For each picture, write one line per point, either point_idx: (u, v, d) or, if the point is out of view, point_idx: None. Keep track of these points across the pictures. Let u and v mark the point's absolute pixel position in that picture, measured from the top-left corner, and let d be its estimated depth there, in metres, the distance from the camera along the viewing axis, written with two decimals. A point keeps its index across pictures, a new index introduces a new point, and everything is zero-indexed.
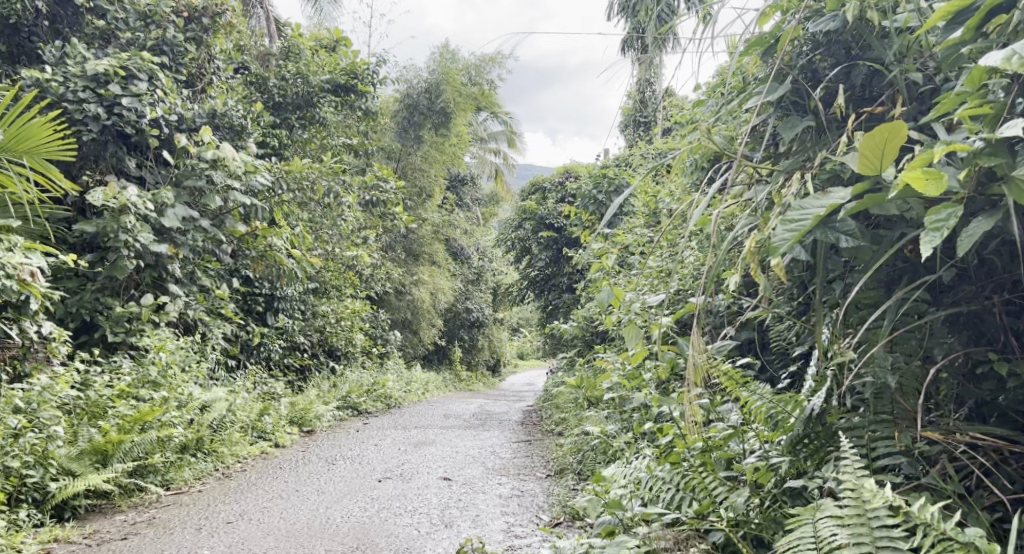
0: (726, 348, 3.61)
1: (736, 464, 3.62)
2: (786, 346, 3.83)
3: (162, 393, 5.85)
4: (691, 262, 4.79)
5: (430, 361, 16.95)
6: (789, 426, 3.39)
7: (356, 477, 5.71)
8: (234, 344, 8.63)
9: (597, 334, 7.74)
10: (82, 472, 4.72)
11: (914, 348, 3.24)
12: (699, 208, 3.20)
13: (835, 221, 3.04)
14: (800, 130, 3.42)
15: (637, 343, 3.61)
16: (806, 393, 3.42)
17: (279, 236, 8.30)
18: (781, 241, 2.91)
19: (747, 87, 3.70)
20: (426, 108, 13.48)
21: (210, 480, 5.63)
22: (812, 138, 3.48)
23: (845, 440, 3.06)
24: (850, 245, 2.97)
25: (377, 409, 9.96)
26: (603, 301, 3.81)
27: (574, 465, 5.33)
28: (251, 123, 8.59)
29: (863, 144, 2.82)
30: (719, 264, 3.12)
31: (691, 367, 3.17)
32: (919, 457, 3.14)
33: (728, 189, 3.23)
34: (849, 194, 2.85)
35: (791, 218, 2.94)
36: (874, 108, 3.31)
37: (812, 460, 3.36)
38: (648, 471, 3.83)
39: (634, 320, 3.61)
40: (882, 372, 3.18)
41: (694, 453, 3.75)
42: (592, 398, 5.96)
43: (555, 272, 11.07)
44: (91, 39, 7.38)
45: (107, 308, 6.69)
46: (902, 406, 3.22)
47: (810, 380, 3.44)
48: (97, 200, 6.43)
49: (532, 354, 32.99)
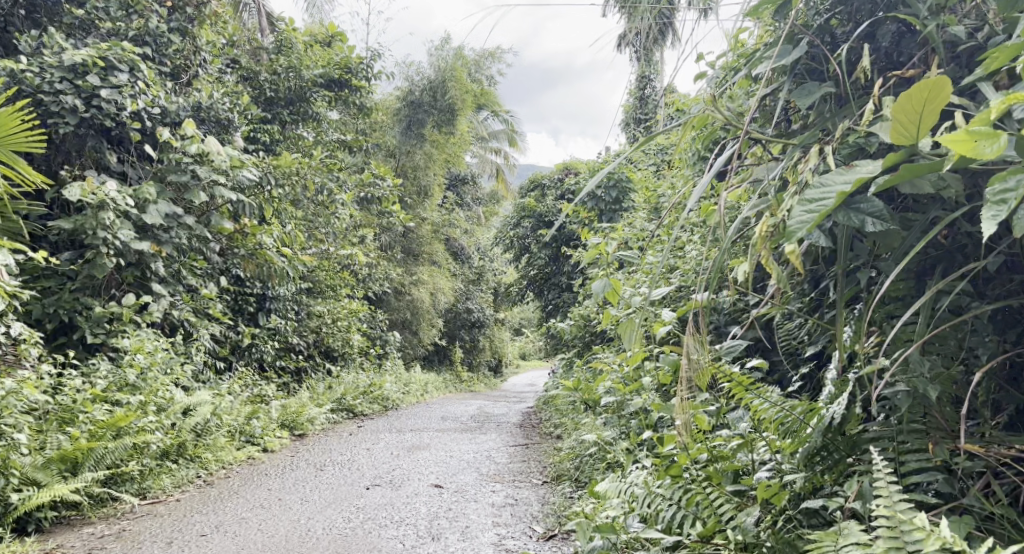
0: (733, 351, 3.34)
1: (743, 477, 3.39)
2: (798, 343, 3.55)
3: (140, 397, 5.60)
4: (693, 257, 4.56)
5: (430, 362, 16.68)
6: (805, 437, 3.09)
7: (343, 484, 5.44)
8: (224, 345, 8.38)
9: (597, 333, 7.47)
10: (48, 482, 4.49)
11: (952, 348, 2.97)
12: (700, 190, 2.92)
13: (858, 200, 2.80)
14: (818, 98, 3.14)
15: (636, 343, 3.33)
16: (824, 399, 3.10)
17: (269, 233, 8.03)
18: (801, 223, 2.63)
19: (757, 56, 3.43)
20: (429, 106, 13.16)
21: (189, 488, 5.36)
22: (831, 109, 3.20)
23: (877, 457, 2.77)
24: (878, 230, 2.74)
25: (373, 412, 9.69)
26: (599, 294, 3.49)
27: (572, 472, 5.06)
28: (238, 117, 8.35)
29: (899, 106, 2.59)
30: (722, 259, 2.86)
31: (692, 369, 2.88)
32: (957, 474, 2.88)
33: (735, 167, 2.93)
34: (882, 166, 2.59)
35: (813, 197, 2.66)
36: (905, 71, 3.02)
37: (830, 475, 3.08)
38: (646, 486, 3.59)
39: (632, 317, 3.34)
40: (920, 382, 2.89)
41: (697, 464, 3.51)
42: (590, 400, 5.69)
43: (554, 271, 10.81)
44: (71, 29, 7.15)
45: (86, 309, 6.43)
46: (936, 414, 2.94)
47: (830, 385, 3.13)
48: (74, 196, 6.15)
49: (534, 355, 32.73)
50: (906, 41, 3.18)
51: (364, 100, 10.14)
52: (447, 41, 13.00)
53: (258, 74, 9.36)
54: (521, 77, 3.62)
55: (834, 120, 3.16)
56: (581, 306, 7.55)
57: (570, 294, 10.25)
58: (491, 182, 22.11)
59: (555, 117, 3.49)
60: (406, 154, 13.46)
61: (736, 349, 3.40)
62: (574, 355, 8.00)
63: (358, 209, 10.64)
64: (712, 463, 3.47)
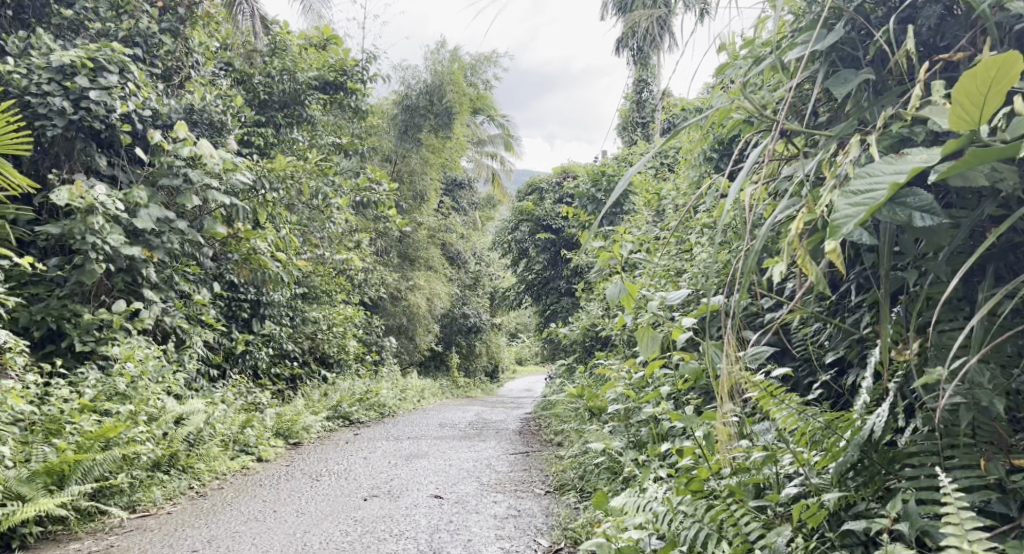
0: (759, 359, 3.12)
1: (768, 492, 3.27)
2: (820, 349, 3.45)
3: (129, 406, 5.43)
4: (703, 259, 4.43)
5: (427, 368, 16.51)
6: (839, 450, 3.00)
7: (340, 495, 5.27)
8: (218, 353, 8.22)
9: (599, 338, 7.30)
10: (32, 496, 4.32)
11: (1006, 357, 2.82)
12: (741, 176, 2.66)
13: (905, 195, 2.66)
14: (854, 86, 3.01)
15: (653, 350, 3.17)
16: (861, 410, 3.01)
17: (264, 238, 7.85)
18: (848, 217, 2.47)
19: (782, 44, 3.31)
20: (426, 109, 13.01)
21: (181, 500, 5.19)
22: (869, 97, 3.05)
23: (944, 475, 2.64)
24: (927, 225, 2.59)
25: (370, 419, 9.52)
26: (612, 297, 3.31)
27: (575, 483, 4.92)
28: (231, 120, 8.19)
29: (961, 89, 2.46)
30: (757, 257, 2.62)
31: (724, 379, 2.74)
32: (1011, 493, 2.74)
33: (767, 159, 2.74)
34: (940, 155, 2.46)
35: (860, 189, 2.53)
36: (952, 55, 2.86)
37: (868, 489, 2.98)
38: (666, 503, 3.45)
39: (651, 322, 3.17)
40: (983, 394, 2.75)
41: (719, 480, 3.40)
42: (595, 408, 5.52)
43: (553, 276, 10.65)
44: (60, 30, 7.00)
45: (75, 315, 6.26)
46: (994, 428, 2.79)
47: (866, 395, 3.03)
48: (61, 200, 5.98)
49: (531, 360, 32.60)
50: (948, 24, 3.03)
51: (359, 103, 9.98)
52: (443, 44, 12.85)
53: (252, 77, 9.19)
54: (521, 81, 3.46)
55: (872, 110, 3.02)
56: (583, 311, 7.41)
57: (569, 299, 10.10)
58: (486, 187, 21.95)
59: None
60: (403, 158, 13.31)
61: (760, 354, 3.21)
62: (575, 361, 7.84)
63: (354, 214, 10.48)
64: (734, 479, 3.36)
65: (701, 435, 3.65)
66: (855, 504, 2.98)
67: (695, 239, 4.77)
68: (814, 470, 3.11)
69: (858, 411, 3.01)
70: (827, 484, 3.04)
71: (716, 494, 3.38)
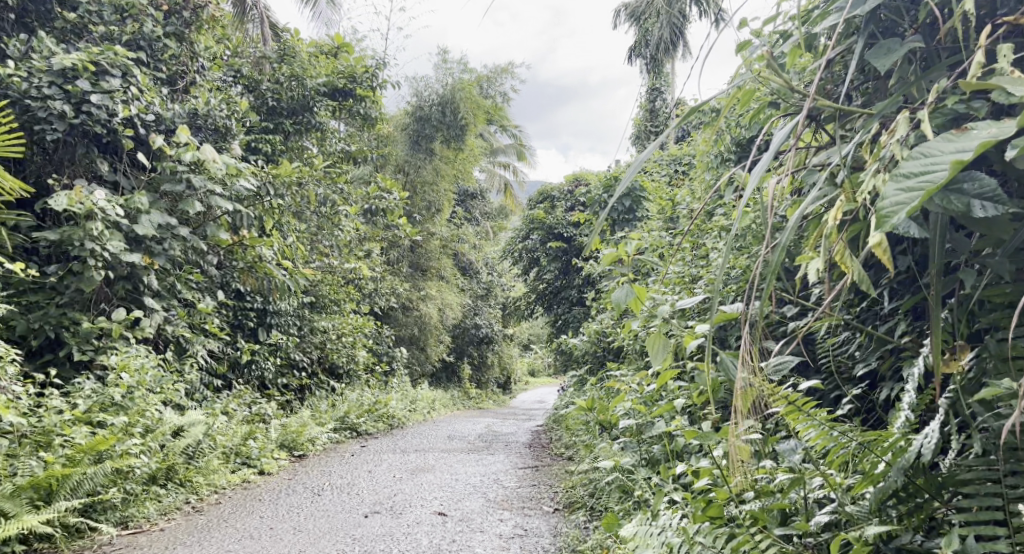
0: (782, 369, 2.89)
1: (795, 519, 3.07)
2: (850, 361, 3.28)
3: (125, 418, 5.25)
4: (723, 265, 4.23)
5: (438, 379, 16.31)
6: (878, 475, 2.79)
7: (340, 511, 5.07)
8: (222, 363, 8.05)
9: (612, 348, 7.07)
10: (16, 513, 4.17)
11: None
12: (764, 162, 2.46)
13: (962, 180, 2.45)
14: (900, 56, 2.81)
15: (663, 359, 2.96)
16: (902, 429, 2.79)
17: (269, 245, 7.67)
18: (901, 202, 2.30)
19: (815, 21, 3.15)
20: (438, 120, 12.72)
21: (175, 516, 4.99)
22: (916, 72, 2.86)
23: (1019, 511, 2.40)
24: (988, 214, 2.39)
25: (378, 431, 9.32)
26: (619, 302, 3.10)
27: (585, 501, 4.71)
28: (237, 125, 8.04)
29: None
30: (783, 252, 2.39)
31: (738, 393, 2.54)
32: None
33: (801, 139, 2.53)
34: (1008, 131, 2.24)
35: (914, 171, 2.32)
36: (1016, 19, 2.63)
37: (914, 519, 2.76)
38: (685, 534, 3.25)
39: (662, 328, 2.97)
40: None
41: (741, 505, 3.18)
42: (606, 421, 5.30)
43: (565, 285, 10.44)
44: (63, 34, 6.86)
45: (74, 324, 6.10)
46: None
47: (907, 413, 2.82)
48: (59, 205, 5.81)
49: (543, 372, 32.34)
50: None
51: (369, 110, 9.79)
52: (445, 53, 12.69)
53: (260, 83, 9.01)
54: (537, 92, 3.86)
55: (920, 84, 2.82)
56: (595, 320, 7.19)
57: (581, 309, 9.88)
58: (499, 197, 21.75)
59: (565, 133, 3.50)
60: (415, 169, 13.11)
61: (783, 367, 2.92)
62: (587, 373, 7.61)
63: (363, 222, 10.30)
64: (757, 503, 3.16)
65: (720, 455, 3.44)
66: (897, 536, 2.79)
67: (714, 244, 4.56)
68: (849, 497, 2.91)
69: (898, 429, 2.81)
70: (868, 515, 2.85)
71: (737, 521, 3.17)
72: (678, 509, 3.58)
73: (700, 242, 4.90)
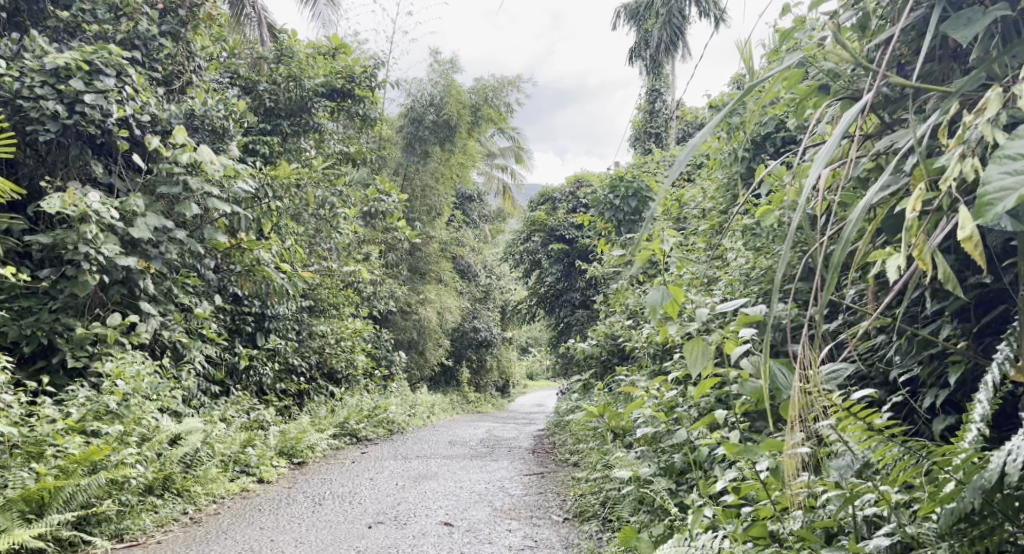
0: (836, 379, 2.76)
1: (844, 541, 2.96)
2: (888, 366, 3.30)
3: (120, 426, 5.09)
4: (753, 266, 4.12)
5: (436, 384, 16.14)
6: (948, 497, 2.67)
7: (343, 522, 4.91)
8: (220, 368, 7.89)
9: (619, 352, 6.91)
10: (6, 527, 4.02)
11: None
12: (834, 145, 2.37)
13: None
14: (982, 27, 2.69)
15: (704, 368, 2.81)
16: (972, 445, 2.69)
17: (267, 248, 7.49)
18: (1010, 186, 2.24)
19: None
20: (431, 122, 12.52)
21: (173, 527, 4.84)
22: (998, 45, 2.74)
23: None
24: None
25: (378, 436, 9.16)
26: (653, 304, 2.93)
27: (598, 510, 4.56)
28: (235, 126, 7.88)
29: None
30: (842, 253, 2.32)
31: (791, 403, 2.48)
32: None
33: (868, 124, 2.40)
34: None
35: (1019, 153, 2.27)
36: None
37: (987, 544, 2.64)
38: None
39: (700, 334, 2.83)
40: None
41: (785, 524, 3.12)
42: (617, 428, 5.15)
43: (566, 287, 10.27)
44: (56, 33, 6.71)
45: (67, 330, 5.95)
46: None
47: (977, 427, 2.71)
48: (52, 207, 5.64)
49: (541, 376, 32.15)
50: None
51: (368, 111, 9.62)
52: (436, 53, 12.59)
53: (257, 84, 8.84)
54: (545, 104, 3.68)
55: (1003, 61, 2.71)
56: (602, 324, 7.04)
57: (584, 312, 9.72)
58: (497, 200, 21.58)
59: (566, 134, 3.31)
60: (413, 172, 12.95)
61: (837, 373, 2.82)
62: (593, 377, 7.45)
63: (362, 225, 10.14)
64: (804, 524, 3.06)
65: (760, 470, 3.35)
66: None
67: (736, 243, 4.45)
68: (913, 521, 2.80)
69: (969, 443, 2.71)
70: (934, 539, 2.74)
71: (783, 541, 3.09)
72: (709, 527, 3.47)
73: (719, 242, 4.76)
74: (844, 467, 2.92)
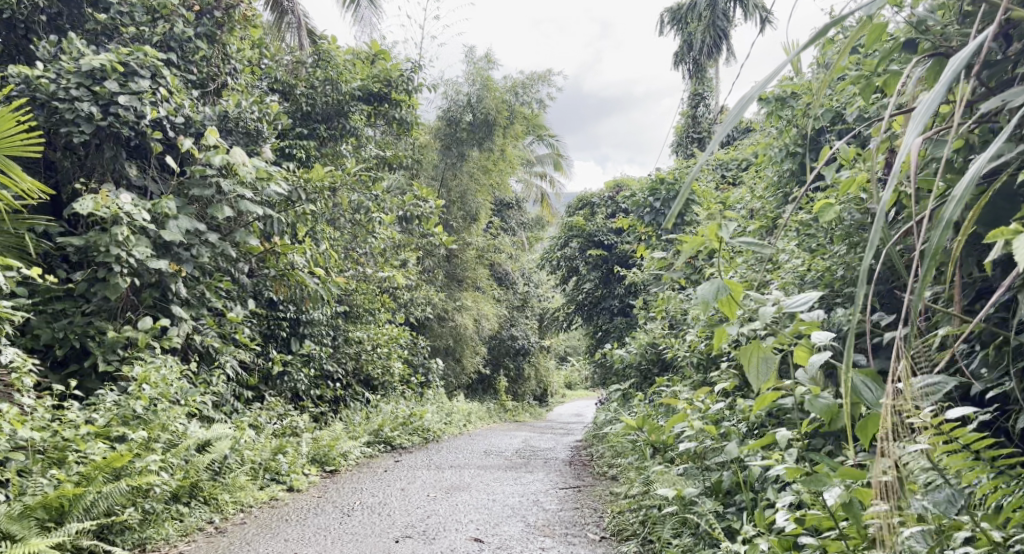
0: (934, 394, 2.58)
1: None
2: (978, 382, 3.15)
3: (146, 432, 4.98)
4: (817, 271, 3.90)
5: (473, 392, 15.96)
6: None
7: (369, 535, 4.73)
8: (253, 374, 7.80)
9: (660, 361, 6.64)
10: (24, 536, 3.93)
11: None
12: (928, 112, 2.19)
13: None
14: None
15: (765, 378, 2.75)
16: None
17: (301, 252, 7.36)
18: None
19: None
20: (469, 125, 12.39)
21: (197, 537, 4.72)
22: None
23: None
24: None
25: (413, 444, 8.99)
26: (710, 301, 2.79)
27: (637, 530, 4.35)
28: (270, 128, 7.77)
29: None
30: (940, 237, 2.17)
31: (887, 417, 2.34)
32: None
33: (968, 86, 2.18)
34: None
35: None
36: None
37: None
38: None
39: (761, 342, 2.78)
40: None
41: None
42: (658, 442, 4.92)
43: (605, 295, 10.05)
44: (94, 36, 6.67)
45: (99, 333, 5.86)
46: None
47: None
48: (84, 209, 5.56)
49: (580, 385, 31.88)
50: None
51: (405, 114, 9.48)
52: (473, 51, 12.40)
53: (295, 88, 8.74)
54: None
55: None
56: (642, 331, 6.81)
57: (623, 320, 9.48)
58: (536, 207, 21.32)
59: None
60: (452, 177, 12.80)
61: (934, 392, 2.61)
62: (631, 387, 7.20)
63: (398, 229, 10.00)
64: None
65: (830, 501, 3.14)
66: None
67: (790, 247, 4.22)
68: None
69: None
70: None
71: None
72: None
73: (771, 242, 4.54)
74: (945, 501, 2.74)
